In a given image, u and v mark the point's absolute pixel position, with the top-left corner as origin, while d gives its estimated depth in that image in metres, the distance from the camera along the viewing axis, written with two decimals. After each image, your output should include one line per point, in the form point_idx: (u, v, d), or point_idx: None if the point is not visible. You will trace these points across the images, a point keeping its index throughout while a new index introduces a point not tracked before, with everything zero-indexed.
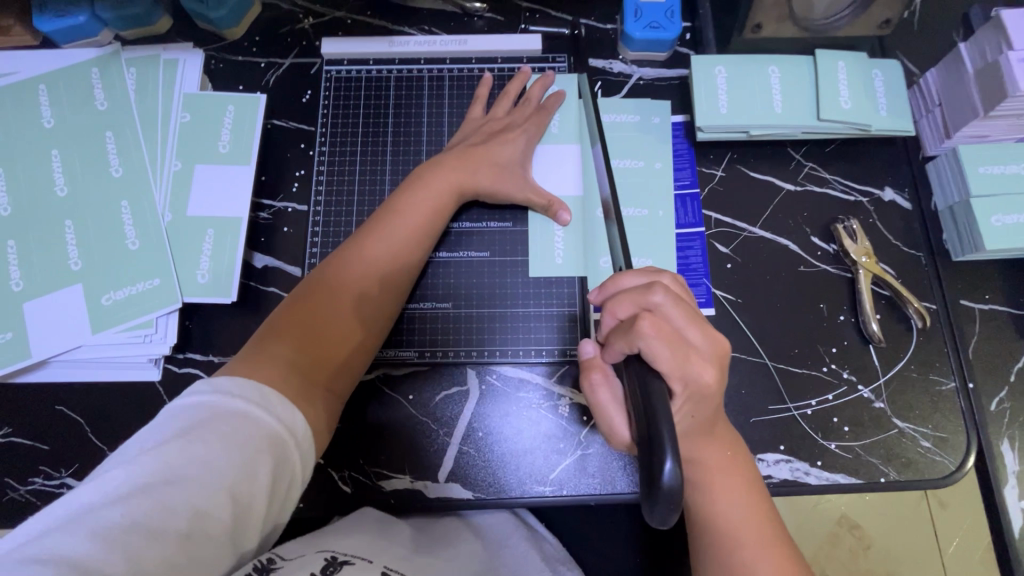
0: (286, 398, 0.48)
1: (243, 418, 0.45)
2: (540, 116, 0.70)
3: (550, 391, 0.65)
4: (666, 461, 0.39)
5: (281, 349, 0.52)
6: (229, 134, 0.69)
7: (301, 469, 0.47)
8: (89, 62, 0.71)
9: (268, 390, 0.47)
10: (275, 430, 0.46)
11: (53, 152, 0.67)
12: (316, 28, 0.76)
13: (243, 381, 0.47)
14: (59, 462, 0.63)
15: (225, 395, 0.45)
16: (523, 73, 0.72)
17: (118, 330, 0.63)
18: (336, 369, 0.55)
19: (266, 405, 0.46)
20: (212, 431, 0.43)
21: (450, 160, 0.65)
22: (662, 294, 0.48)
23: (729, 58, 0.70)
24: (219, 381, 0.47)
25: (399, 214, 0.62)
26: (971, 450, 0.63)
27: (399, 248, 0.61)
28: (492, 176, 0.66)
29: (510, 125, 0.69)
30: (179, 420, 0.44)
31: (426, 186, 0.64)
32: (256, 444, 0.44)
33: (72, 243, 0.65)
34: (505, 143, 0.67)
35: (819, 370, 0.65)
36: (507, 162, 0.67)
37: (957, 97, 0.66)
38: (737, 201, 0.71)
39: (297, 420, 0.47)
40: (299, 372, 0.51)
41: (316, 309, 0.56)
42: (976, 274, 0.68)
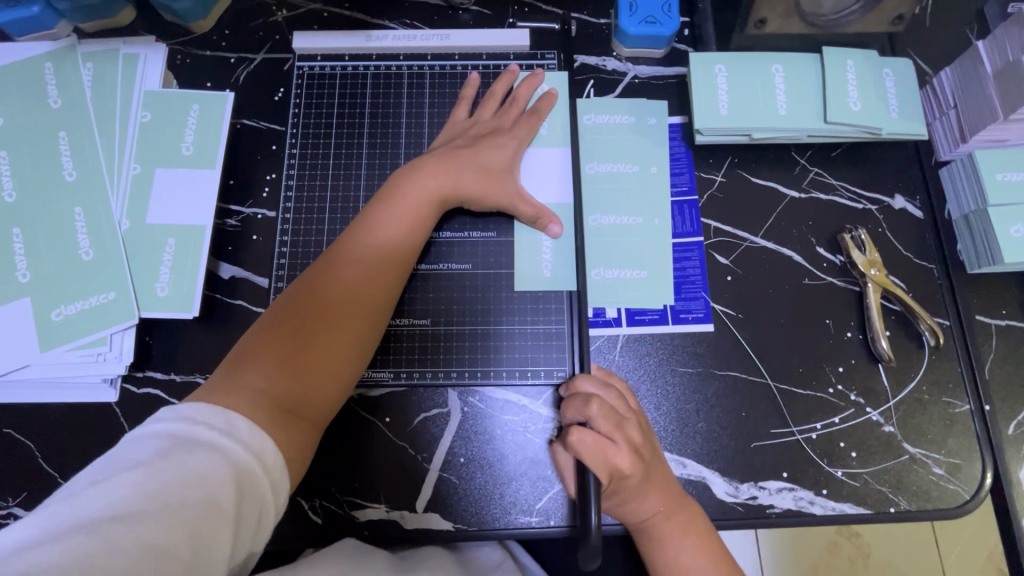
0: (255, 427, 0.44)
1: (209, 447, 0.40)
2: (530, 118, 0.65)
3: (537, 415, 0.61)
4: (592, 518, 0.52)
5: (253, 372, 0.48)
6: (194, 135, 0.64)
7: (274, 504, 0.42)
8: (43, 56, 0.66)
9: (233, 414, 0.43)
10: (244, 462, 0.41)
11: (1, 153, 0.62)
12: (290, 21, 0.72)
13: (208, 407, 0.43)
14: (6, 490, 0.58)
15: (189, 421, 0.41)
16: (510, 72, 0.67)
17: (69, 349, 0.58)
18: (313, 394, 0.50)
19: (233, 434, 0.42)
20: (174, 461, 0.39)
21: (435, 162, 0.60)
22: (596, 407, 0.53)
23: (731, 55, 0.65)
24: (183, 408, 0.43)
25: (381, 222, 0.57)
26: (986, 477, 0.59)
27: (381, 258, 0.56)
28: (480, 181, 0.61)
29: (497, 128, 0.64)
30: (137, 451, 0.39)
31: (410, 190, 0.58)
32: (222, 473, 0.39)
33: (20, 254, 0.60)
34: (491, 146, 0.63)
35: (825, 391, 0.61)
36: (493, 167, 0.62)
37: (974, 99, 0.62)
38: (738, 209, 0.66)
39: (268, 449, 0.43)
40: (273, 397, 0.47)
41: (292, 326, 0.51)
42: (992, 288, 0.64)
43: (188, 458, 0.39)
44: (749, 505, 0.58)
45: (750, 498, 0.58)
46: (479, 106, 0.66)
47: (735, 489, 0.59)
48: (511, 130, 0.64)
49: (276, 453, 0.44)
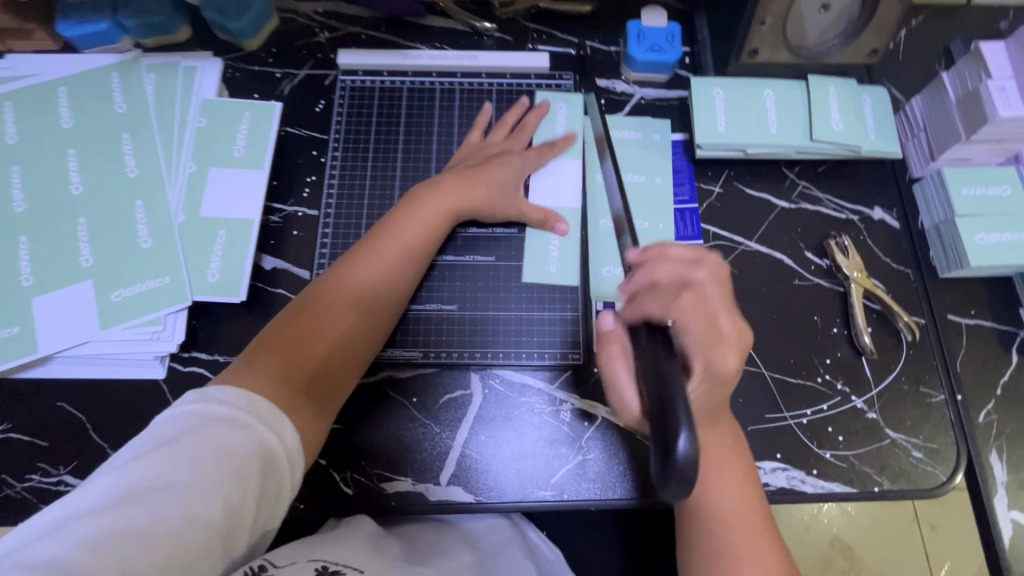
0: (274, 407, 0.48)
1: (233, 426, 0.45)
2: (546, 150, 0.72)
3: (552, 397, 0.66)
4: (682, 433, 0.37)
5: (273, 359, 0.53)
6: (244, 139, 0.71)
7: (290, 477, 0.48)
8: (109, 66, 0.74)
9: (255, 395, 0.48)
10: (265, 439, 0.46)
11: (70, 151, 0.69)
12: (331, 41, 0.79)
13: (232, 388, 0.48)
14: (58, 459, 0.62)
15: (213, 402, 0.46)
16: (522, 104, 0.75)
17: (126, 327, 0.63)
18: (325, 382, 0.55)
19: (255, 412, 0.47)
20: (202, 439, 0.44)
21: (449, 180, 0.67)
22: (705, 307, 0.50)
23: (727, 80, 0.74)
24: (210, 389, 0.48)
25: (396, 231, 0.63)
26: (960, 460, 0.64)
27: (393, 264, 0.61)
28: (490, 196, 0.67)
29: (513, 146, 0.72)
30: (167, 429, 0.44)
31: (422, 204, 0.64)
32: (244, 449, 0.45)
33: (84, 241, 0.65)
34: (505, 163, 0.70)
35: (814, 380, 0.67)
36: (507, 179, 0.69)
37: (941, 123, 0.70)
38: (734, 217, 0.73)
39: (285, 427, 0.48)
40: (291, 382, 0.52)
41: (309, 319, 0.56)
42: (962, 290, 0.71)
43: (216, 435, 0.44)
44: None
45: None
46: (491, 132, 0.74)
47: None
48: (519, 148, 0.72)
49: (292, 432, 0.49)
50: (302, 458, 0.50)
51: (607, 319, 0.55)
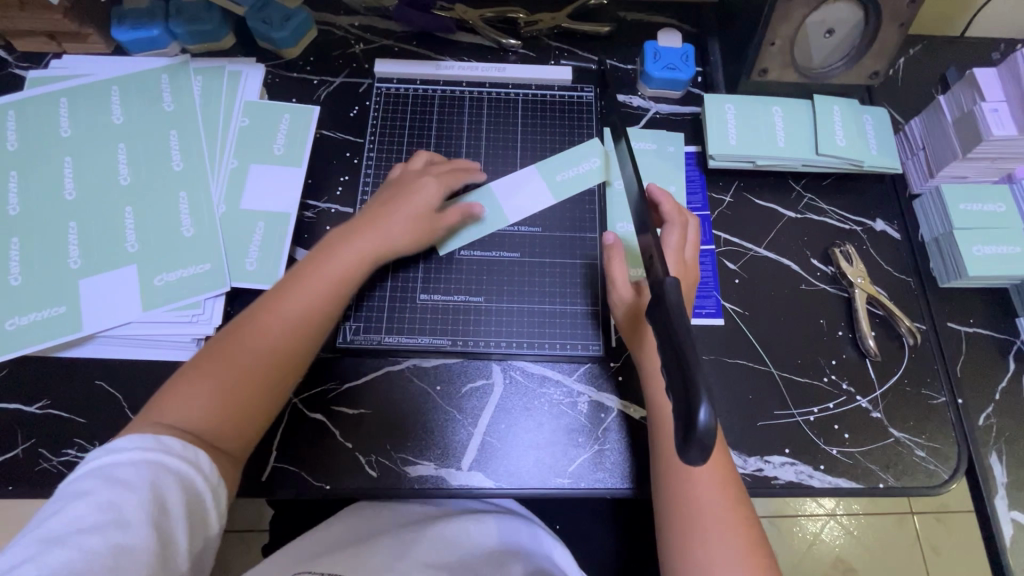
0: (183, 449, 0.51)
1: (143, 467, 0.48)
2: (438, 212, 0.70)
3: (570, 390, 0.69)
4: (702, 413, 0.36)
5: (180, 402, 0.55)
6: (284, 138, 0.76)
7: (211, 503, 0.52)
8: (159, 69, 0.78)
9: (160, 437, 0.51)
10: (178, 473, 0.50)
11: (119, 145, 0.73)
12: (366, 52, 0.85)
13: (138, 436, 0.50)
14: (94, 435, 0.65)
15: (109, 450, 0.49)
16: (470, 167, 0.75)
17: (167, 309, 0.67)
18: (240, 429, 0.57)
19: (165, 451, 0.50)
20: (116, 487, 0.47)
21: (360, 228, 0.66)
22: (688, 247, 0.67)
23: (738, 98, 0.79)
24: (112, 442, 0.50)
25: (301, 280, 0.62)
26: (962, 460, 0.67)
27: (308, 315, 0.61)
28: (375, 249, 0.65)
29: (420, 175, 0.71)
30: (71, 484, 0.47)
31: (338, 254, 0.64)
32: (160, 482, 0.48)
33: (130, 227, 0.69)
34: (385, 209, 0.67)
35: (821, 379, 0.70)
36: (399, 231, 0.67)
37: (939, 141, 0.75)
38: (743, 224, 0.77)
39: (196, 463, 0.51)
40: (192, 428, 0.54)
41: (222, 358, 0.58)
42: (961, 299, 0.75)
43: (132, 475, 0.48)
44: (756, 476, 0.66)
45: (757, 469, 0.66)
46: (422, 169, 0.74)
47: (744, 461, 0.66)
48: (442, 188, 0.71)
49: (206, 468, 0.52)
50: (221, 492, 0.53)
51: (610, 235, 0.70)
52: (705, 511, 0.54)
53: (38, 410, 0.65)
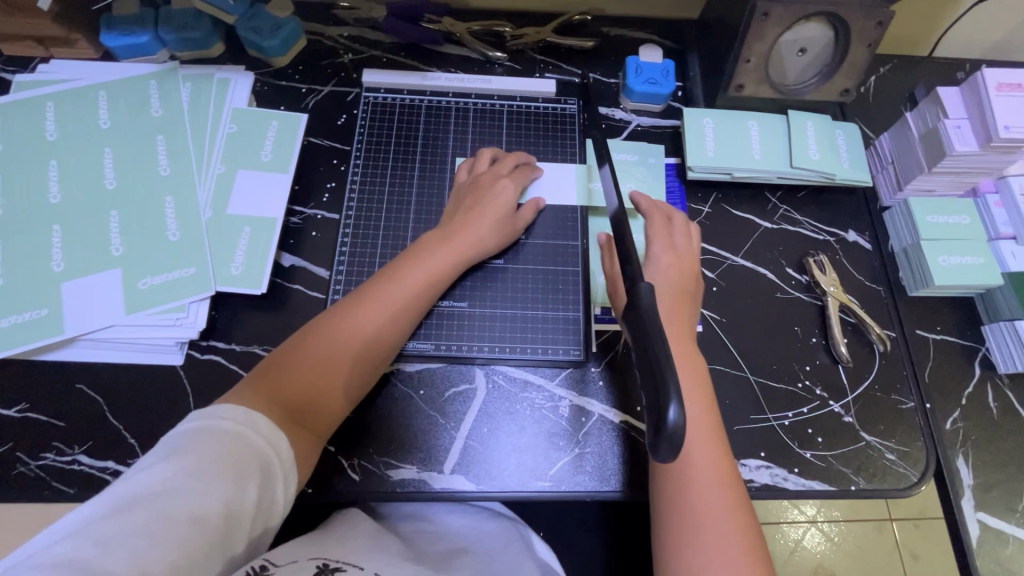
0: (271, 424, 0.53)
1: (233, 439, 0.50)
2: (513, 219, 0.74)
3: (553, 394, 0.70)
4: (671, 409, 0.38)
5: (274, 380, 0.57)
6: (272, 145, 0.76)
7: (282, 493, 0.52)
8: (147, 75, 0.79)
9: (255, 412, 0.53)
10: (262, 452, 0.51)
11: (106, 150, 0.74)
12: (355, 62, 0.86)
13: (238, 407, 0.52)
14: (73, 439, 0.64)
15: (210, 417, 0.51)
16: (521, 155, 0.78)
17: (150, 313, 0.67)
18: (318, 411, 0.59)
19: (254, 428, 0.51)
20: (204, 456, 0.47)
21: (450, 235, 0.70)
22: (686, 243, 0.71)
23: (715, 112, 0.81)
24: (213, 407, 0.52)
25: (395, 281, 0.66)
26: (929, 463, 0.69)
27: (396, 315, 0.65)
28: (461, 259, 0.70)
29: (496, 177, 0.75)
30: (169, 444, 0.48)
31: (428, 259, 0.68)
32: (244, 458, 0.49)
33: (115, 231, 0.69)
34: (469, 217, 0.71)
35: (796, 385, 0.72)
36: (479, 240, 0.71)
37: (906, 156, 0.78)
38: (721, 234, 0.80)
39: (283, 444, 0.53)
40: (285, 405, 0.56)
41: (315, 343, 0.61)
42: (929, 308, 0.77)
43: (221, 445, 0.49)
44: None
45: None
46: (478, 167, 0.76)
47: None
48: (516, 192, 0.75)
49: (287, 451, 0.53)
50: (293, 476, 0.54)
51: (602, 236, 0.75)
52: (713, 519, 0.53)
53: (16, 414, 0.65)
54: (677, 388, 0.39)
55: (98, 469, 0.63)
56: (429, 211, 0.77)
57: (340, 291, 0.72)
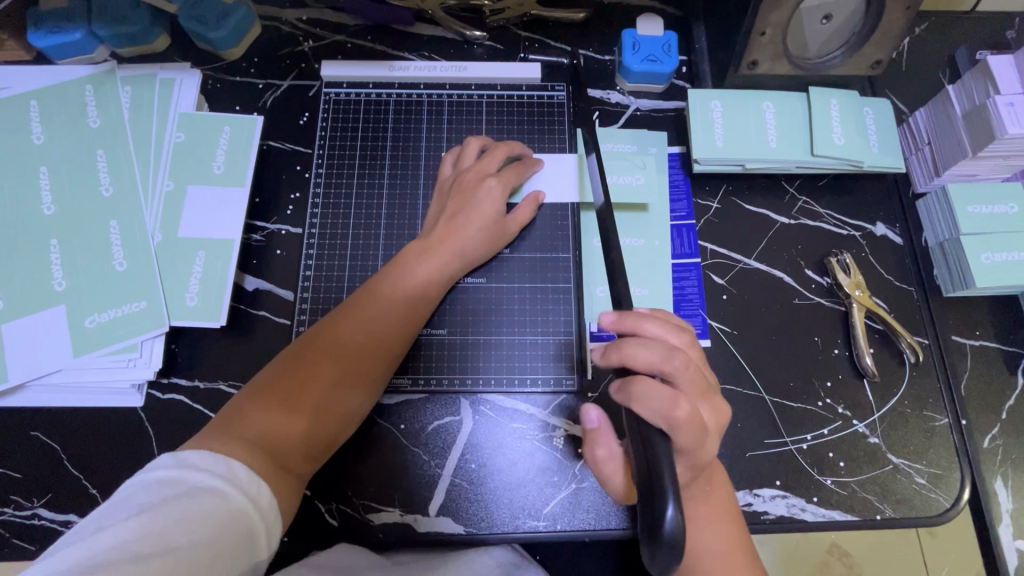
0: (253, 472, 0.47)
1: (211, 494, 0.43)
2: (503, 223, 0.65)
3: (545, 423, 0.64)
4: (668, 507, 0.39)
5: (250, 420, 0.51)
6: (224, 155, 0.68)
7: (265, 544, 0.45)
8: (83, 79, 0.71)
9: (234, 459, 0.46)
10: (241, 505, 0.44)
11: (41, 169, 0.66)
12: (316, 51, 0.76)
13: (209, 453, 0.45)
14: (31, 492, 0.60)
15: (187, 466, 0.44)
16: (513, 144, 0.69)
17: (101, 353, 0.61)
18: (303, 450, 0.53)
19: (234, 481, 0.45)
20: (178, 507, 0.41)
21: (432, 246, 0.62)
22: (682, 363, 0.47)
23: (725, 92, 0.71)
24: (186, 453, 0.45)
25: (374, 303, 0.59)
26: (964, 487, 0.62)
27: (381, 340, 0.58)
28: (449, 272, 0.63)
29: (482, 175, 0.66)
30: (140, 495, 0.41)
31: (411, 274, 0.61)
32: (219, 512, 0.42)
33: (56, 263, 0.63)
34: (453, 224, 0.63)
35: (815, 404, 0.65)
36: (467, 247, 0.63)
37: (946, 137, 0.68)
38: (733, 233, 0.71)
39: (263, 493, 0.46)
40: (264, 450, 0.49)
41: (296, 372, 0.54)
42: (966, 310, 0.69)
43: (194, 496, 0.42)
44: (745, 511, 0.61)
45: (746, 504, 0.62)
46: (464, 160, 0.68)
47: None
48: (506, 191, 0.66)
49: (270, 496, 0.47)
50: (278, 528, 0.47)
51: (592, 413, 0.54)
52: None
53: None
54: (675, 490, 0.40)
55: (59, 523, 0.59)
56: (401, 223, 0.69)
57: (305, 319, 0.65)
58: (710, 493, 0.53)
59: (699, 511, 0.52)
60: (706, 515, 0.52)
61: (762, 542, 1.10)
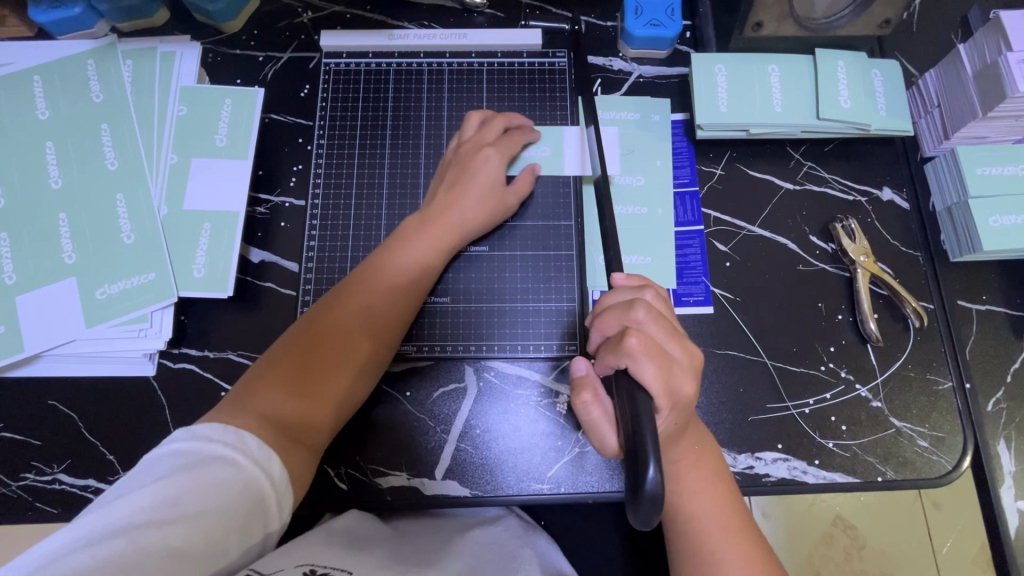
0: (265, 443, 0.48)
1: (223, 465, 0.44)
2: (503, 194, 0.66)
3: (548, 389, 0.65)
4: (650, 467, 0.39)
5: (264, 394, 0.52)
6: (227, 127, 0.69)
7: (278, 512, 0.46)
8: (84, 53, 0.71)
9: (244, 431, 0.47)
10: (252, 475, 0.45)
11: (47, 144, 0.67)
12: (316, 22, 0.76)
13: (219, 424, 0.46)
14: (51, 458, 0.62)
15: (200, 438, 0.45)
16: (512, 115, 0.69)
17: (113, 324, 0.63)
18: (315, 424, 0.53)
19: (245, 451, 0.46)
20: (191, 477, 0.43)
21: (431, 219, 0.63)
22: (643, 312, 0.50)
23: (729, 56, 0.70)
24: (198, 426, 0.47)
25: (376, 276, 0.59)
26: (967, 450, 0.63)
27: (385, 312, 0.59)
28: (450, 244, 0.63)
29: (480, 145, 0.66)
30: (155, 468, 0.43)
31: (412, 248, 0.61)
32: (230, 483, 0.44)
33: (66, 237, 0.64)
34: (451, 197, 0.63)
35: (818, 369, 0.65)
36: (467, 220, 0.63)
37: (956, 98, 0.67)
38: (736, 200, 0.71)
39: (273, 462, 0.47)
40: (279, 424, 0.50)
41: (305, 350, 0.55)
42: (973, 275, 0.68)
43: (203, 468, 0.43)
44: (746, 474, 0.62)
45: (748, 467, 0.62)
46: (464, 132, 0.67)
47: (734, 459, 0.63)
48: (504, 162, 0.66)
49: (281, 466, 0.48)
50: (290, 495, 0.48)
51: (581, 365, 0.55)
52: None
53: None
54: (655, 449, 0.41)
55: (79, 488, 0.61)
56: (402, 193, 0.69)
57: (310, 290, 0.66)
58: (700, 457, 0.54)
59: (688, 476, 0.53)
60: (695, 471, 0.53)
61: (767, 513, 1.11)
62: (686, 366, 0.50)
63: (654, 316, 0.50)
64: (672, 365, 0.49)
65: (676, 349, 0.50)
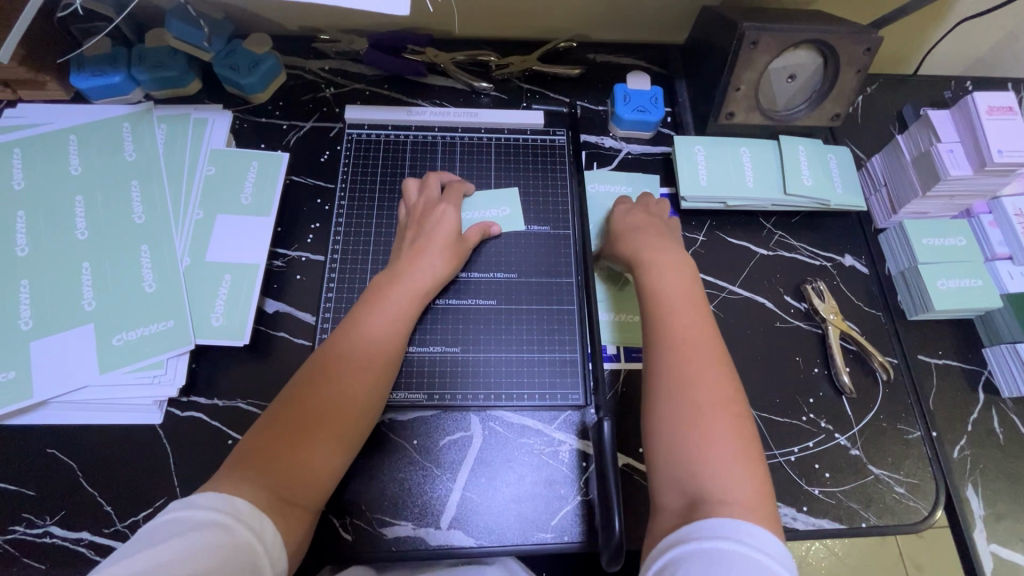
0: (256, 507, 0.48)
1: (212, 528, 0.44)
2: (459, 244, 0.71)
3: (550, 438, 0.68)
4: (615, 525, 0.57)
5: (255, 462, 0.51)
6: (252, 187, 0.74)
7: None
8: (121, 117, 0.76)
9: (235, 496, 0.47)
10: (244, 538, 0.45)
11: (77, 198, 0.70)
12: (337, 97, 0.84)
13: (214, 492, 0.47)
14: (44, 509, 0.60)
15: (192, 505, 0.46)
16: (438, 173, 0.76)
17: (125, 371, 0.64)
18: (306, 484, 0.53)
19: (236, 514, 0.46)
20: (184, 541, 0.43)
21: (401, 270, 0.67)
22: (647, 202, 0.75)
23: (706, 139, 0.80)
24: (194, 495, 0.47)
25: (355, 333, 0.61)
26: (940, 495, 0.67)
27: (367, 365, 0.60)
28: (422, 294, 0.66)
29: (433, 203, 0.72)
30: (147, 537, 0.44)
31: (389, 303, 0.64)
32: (220, 546, 0.44)
33: (87, 284, 0.66)
34: (417, 248, 0.69)
35: (800, 419, 0.70)
36: (436, 270, 0.68)
37: (899, 180, 0.78)
38: (717, 264, 0.78)
39: (266, 527, 0.47)
40: (273, 488, 0.50)
41: (290, 415, 0.55)
42: (929, 332, 0.76)
43: (190, 533, 0.44)
44: None
45: None
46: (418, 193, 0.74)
47: None
48: (456, 214, 0.72)
49: (274, 530, 0.48)
50: (282, 559, 0.48)
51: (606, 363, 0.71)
52: (705, 436, 0.51)
53: None
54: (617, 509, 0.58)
55: (71, 541, 0.59)
56: None
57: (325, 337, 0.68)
58: (690, 310, 0.60)
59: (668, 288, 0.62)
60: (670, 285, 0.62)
61: None
62: (663, 265, 0.64)
63: (646, 228, 0.70)
64: (637, 258, 0.66)
65: (659, 257, 0.65)
